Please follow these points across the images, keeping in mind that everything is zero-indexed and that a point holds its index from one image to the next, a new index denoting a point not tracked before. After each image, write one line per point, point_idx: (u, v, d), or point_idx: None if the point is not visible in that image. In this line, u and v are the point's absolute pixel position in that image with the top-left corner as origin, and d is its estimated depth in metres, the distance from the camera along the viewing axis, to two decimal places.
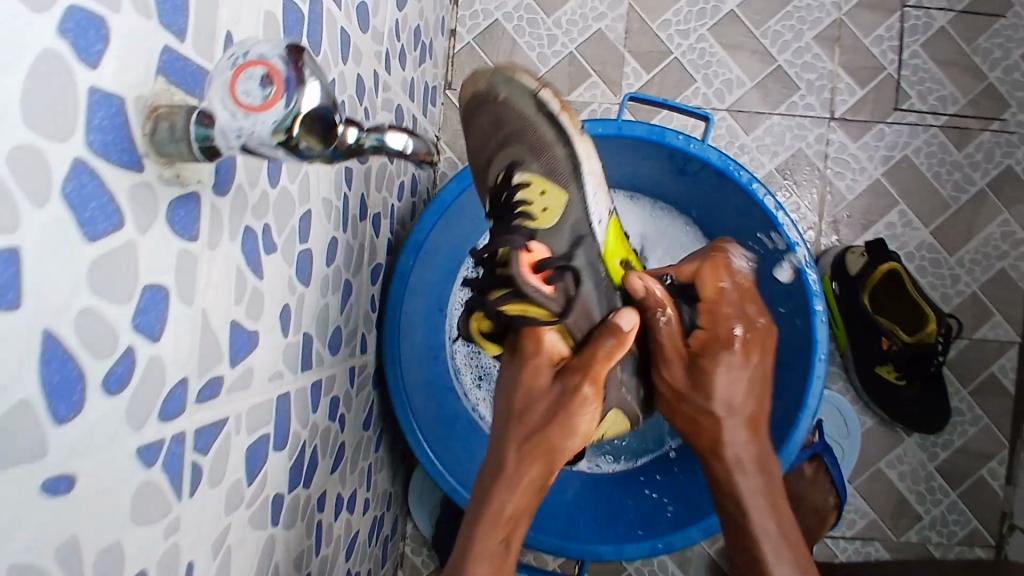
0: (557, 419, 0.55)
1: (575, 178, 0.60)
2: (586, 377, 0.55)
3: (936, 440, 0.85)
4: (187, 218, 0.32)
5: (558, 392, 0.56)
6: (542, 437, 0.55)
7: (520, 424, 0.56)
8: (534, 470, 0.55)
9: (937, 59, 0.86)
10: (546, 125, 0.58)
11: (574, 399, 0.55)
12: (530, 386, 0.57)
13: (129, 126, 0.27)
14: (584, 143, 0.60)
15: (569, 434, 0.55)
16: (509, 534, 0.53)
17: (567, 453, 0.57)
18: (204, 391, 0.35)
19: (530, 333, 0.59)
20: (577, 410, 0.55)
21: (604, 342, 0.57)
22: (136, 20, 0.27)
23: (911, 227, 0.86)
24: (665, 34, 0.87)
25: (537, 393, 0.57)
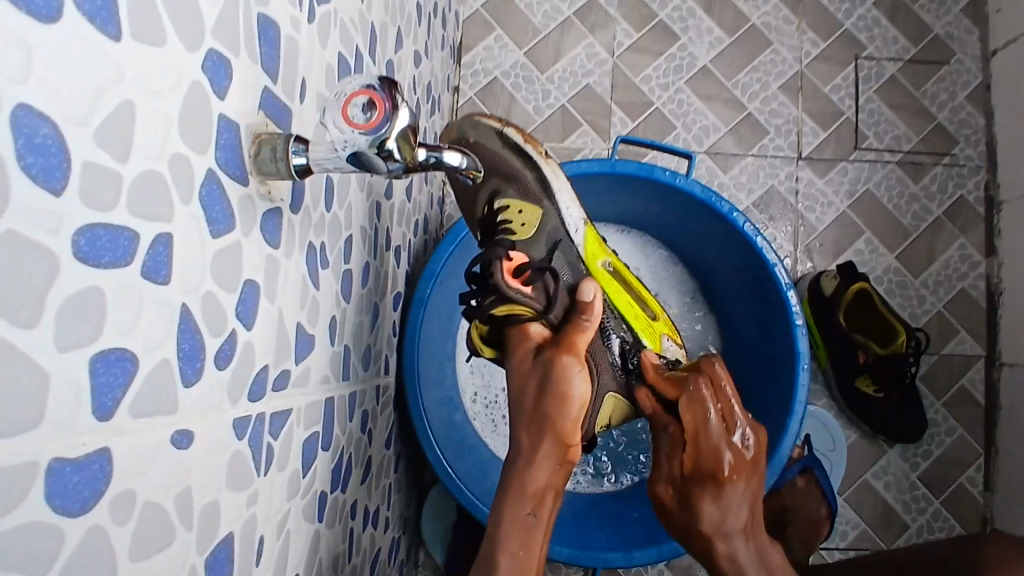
0: (551, 392, 0.59)
1: (547, 195, 0.69)
2: (567, 352, 0.62)
3: (917, 451, 0.91)
4: (274, 228, 0.38)
5: (542, 368, 0.61)
6: (544, 413, 0.59)
7: (525, 410, 0.60)
8: (546, 445, 0.58)
9: (889, 103, 0.97)
10: (513, 155, 0.66)
11: (562, 371, 0.61)
12: (520, 377, 0.62)
13: (241, 146, 0.34)
14: (548, 163, 0.68)
15: (567, 402, 0.60)
16: (539, 505, 0.57)
17: (572, 423, 0.60)
18: (278, 381, 0.40)
19: (515, 334, 0.64)
20: (566, 376, 0.60)
21: (580, 320, 0.65)
22: (249, 65, 0.34)
23: (877, 253, 0.94)
24: (647, 87, 0.97)
25: (530, 380, 0.61)
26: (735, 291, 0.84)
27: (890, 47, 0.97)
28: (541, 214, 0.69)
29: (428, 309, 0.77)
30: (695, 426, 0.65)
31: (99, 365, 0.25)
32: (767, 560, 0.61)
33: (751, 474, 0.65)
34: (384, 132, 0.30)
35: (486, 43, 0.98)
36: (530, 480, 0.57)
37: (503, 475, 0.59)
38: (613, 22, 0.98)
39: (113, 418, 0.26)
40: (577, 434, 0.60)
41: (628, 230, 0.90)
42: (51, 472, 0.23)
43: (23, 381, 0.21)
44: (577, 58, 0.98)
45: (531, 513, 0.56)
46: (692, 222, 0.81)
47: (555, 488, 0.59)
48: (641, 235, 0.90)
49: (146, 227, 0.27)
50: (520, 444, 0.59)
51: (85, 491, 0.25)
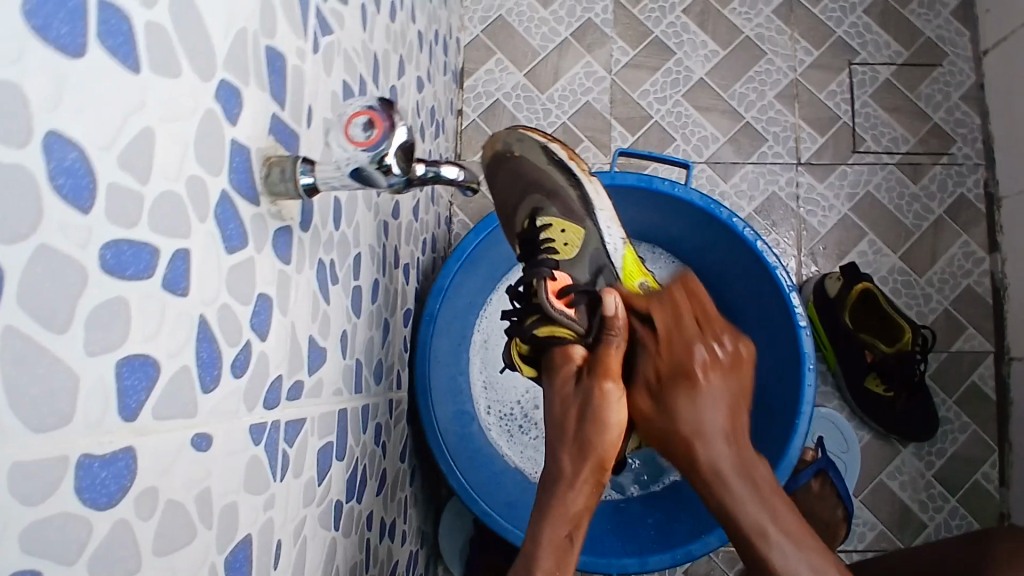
0: (590, 415, 0.56)
1: (588, 215, 0.72)
2: (604, 378, 0.57)
3: (931, 449, 0.91)
4: (284, 245, 0.41)
5: (583, 395, 0.57)
6: (584, 438, 0.55)
7: (563, 435, 0.57)
8: (586, 470, 0.55)
9: (885, 106, 0.98)
10: (557, 171, 0.71)
11: (598, 398, 0.56)
12: (560, 401, 0.59)
13: (253, 169, 0.37)
14: (591, 183, 0.72)
15: (604, 427, 0.55)
16: (573, 528, 0.55)
17: (614, 447, 0.56)
18: (291, 391, 0.42)
19: (554, 357, 0.62)
20: (606, 403, 0.56)
21: (611, 338, 0.60)
22: (257, 94, 0.37)
23: (881, 254, 0.95)
24: (645, 102, 1.00)
25: (570, 405, 0.58)
26: (739, 296, 0.85)
27: (882, 52, 0.99)
28: (582, 234, 0.71)
29: (438, 325, 0.79)
30: (672, 332, 0.61)
31: (124, 370, 0.27)
32: (747, 460, 0.56)
33: (729, 377, 0.59)
34: (383, 148, 0.32)
35: (487, 67, 1.01)
36: (566, 502, 0.55)
37: (539, 495, 0.57)
38: (609, 41, 1.01)
39: (137, 419, 0.28)
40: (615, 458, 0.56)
41: (638, 243, 0.92)
42: (79, 466, 0.25)
43: (57, 381, 0.24)
44: (575, 76, 1.01)
45: (569, 535, 0.55)
46: (693, 230, 0.83)
47: (589, 510, 0.56)
48: (651, 248, 0.92)
49: (167, 243, 0.30)
50: (561, 467, 0.56)
51: (111, 486, 0.27)
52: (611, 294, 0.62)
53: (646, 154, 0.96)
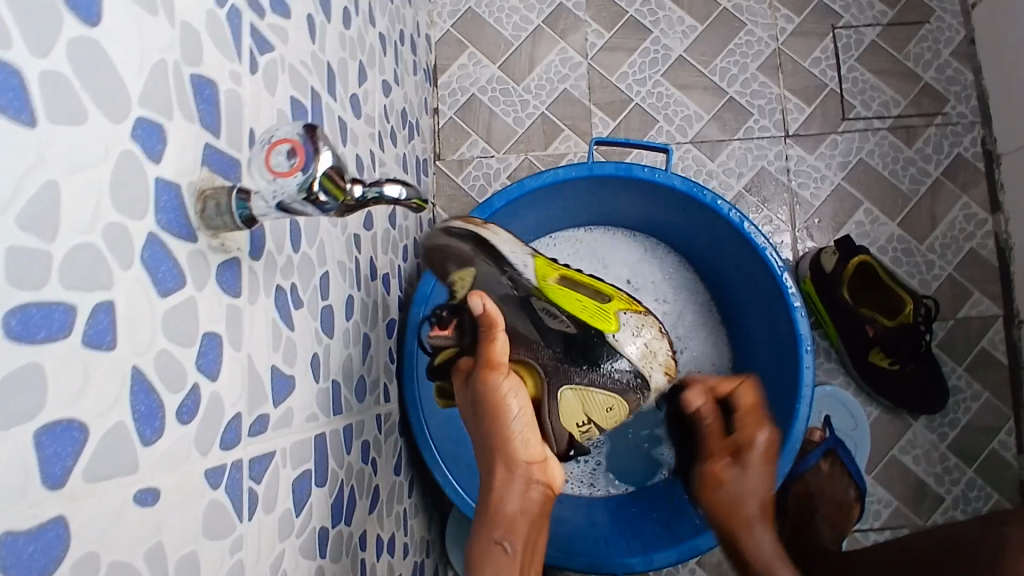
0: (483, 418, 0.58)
1: (485, 256, 0.60)
2: (487, 372, 0.58)
3: (943, 421, 0.88)
4: (232, 277, 0.39)
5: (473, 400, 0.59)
6: (487, 440, 0.59)
7: (480, 442, 0.60)
8: (498, 470, 0.59)
9: (873, 70, 0.95)
10: (455, 237, 0.60)
11: (491, 392, 0.57)
12: (467, 408, 0.61)
13: (184, 207, 0.35)
14: (490, 231, 0.61)
15: (505, 426, 0.58)
16: (505, 531, 0.58)
17: (519, 442, 0.58)
18: (255, 426, 0.41)
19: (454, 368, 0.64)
20: (491, 400, 0.57)
21: (486, 335, 0.58)
22: (185, 126, 0.36)
23: (879, 223, 0.92)
24: (625, 84, 0.97)
25: (473, 410, 0.61)
26: (732, 278, 0.82)
27: (866, 13, 0.95)
28: (474, 273, 0.61)
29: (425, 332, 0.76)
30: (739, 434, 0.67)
31: (45, 438, 0.26)
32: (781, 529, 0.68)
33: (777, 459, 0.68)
34: (305, 171, 0.30)
35: (460, 62, 0.99)
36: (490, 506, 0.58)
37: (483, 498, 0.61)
38: (583, 25, 0.98)
39: (65, 486, 0.27)
40: (524, 451, 0.58)
41: (638, 233, 0.89)
42: (1, 545, 0.24)
43: None
44: (551, 64, 0.98)
45: (502, 541, 0.58)
46: (679, 214, 0.80)
47: (522, 510, 0.59)
48: (650, 238, 0.89)
49: (85, 298, 0.28)
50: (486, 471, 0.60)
51: (41, 560, 0.26)
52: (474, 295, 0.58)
53: (628, 140, 0.93)
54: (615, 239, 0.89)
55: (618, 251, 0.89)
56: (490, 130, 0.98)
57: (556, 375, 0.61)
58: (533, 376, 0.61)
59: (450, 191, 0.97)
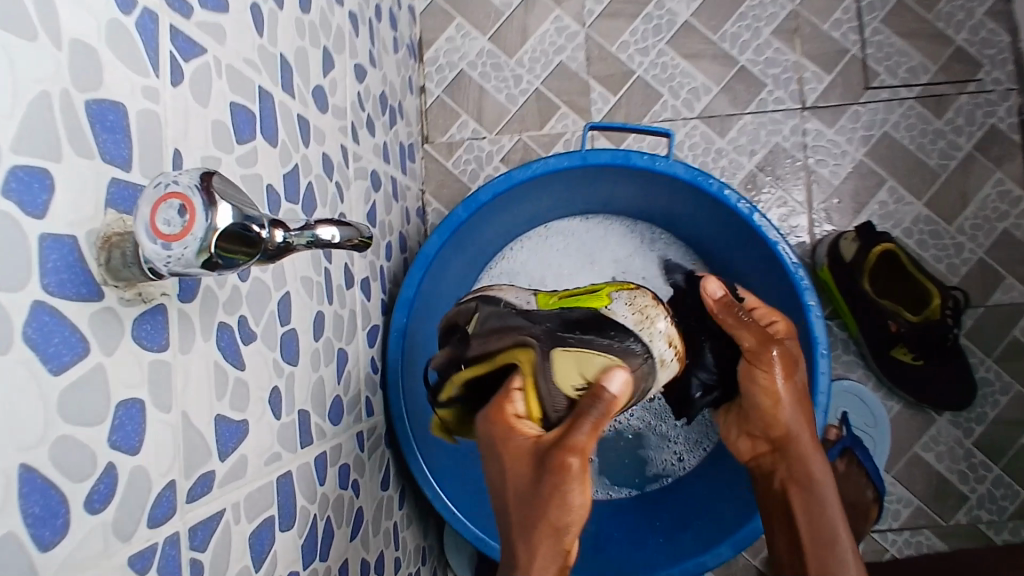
0: (544, 497, 0.47)
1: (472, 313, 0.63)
2: (570, 451, 0.47)
3: (970, 415, 0.83)
4: (155, 329, 0.34)
5: (538, 471, 0.48)
6: (535, 516, 0.47)
7: (512, 521, 0.48)
8: (543, 546, 0.47)
9: (899, 32, 0.86)
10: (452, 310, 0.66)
11: (562, 480, 0.46)
12: (513, 480, 0.49)
13: (84, 260, 0.30)
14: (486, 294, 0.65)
15: (569, 508, 0.46)
16: None
17: (574, 529, 0.47)
18: (195, 489, 0.37)
19: (501, 424, 0.51)
20: (565, 481, 0.46)
21: (591, 411, 0.49)
22: (79, 162, 0.30)
23: (904, 203, 0.85)
24: (626, 55, 0.89)
25: (528, 485, 0.48)
26: (742, 270, 0.76)
27: None
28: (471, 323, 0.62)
29: (408, 339, 0.71)
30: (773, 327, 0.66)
31: None
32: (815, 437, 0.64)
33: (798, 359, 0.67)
34: (202, 225, 0.25)
35: (447, 35, 0.91)
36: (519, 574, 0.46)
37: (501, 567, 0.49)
38: None
39: None
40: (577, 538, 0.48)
41: (637, 224, 0.83)
42: None
43: None
44: (546, 34, 0.90)
45: None
46: (682, 204, 0.74)
47: None
48: (651, 229, 0.83)
49: None
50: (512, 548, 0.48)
51: None
52: (620, 377, 0.51)
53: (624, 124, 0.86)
54: (610, 231, 0.83)
55: (610, 244, 0.83)
56: (481, 109, 0.91)
57: (548, 341, 0.54)
58: (531, 366, 0.53)
59: (439, 177, 0.91)
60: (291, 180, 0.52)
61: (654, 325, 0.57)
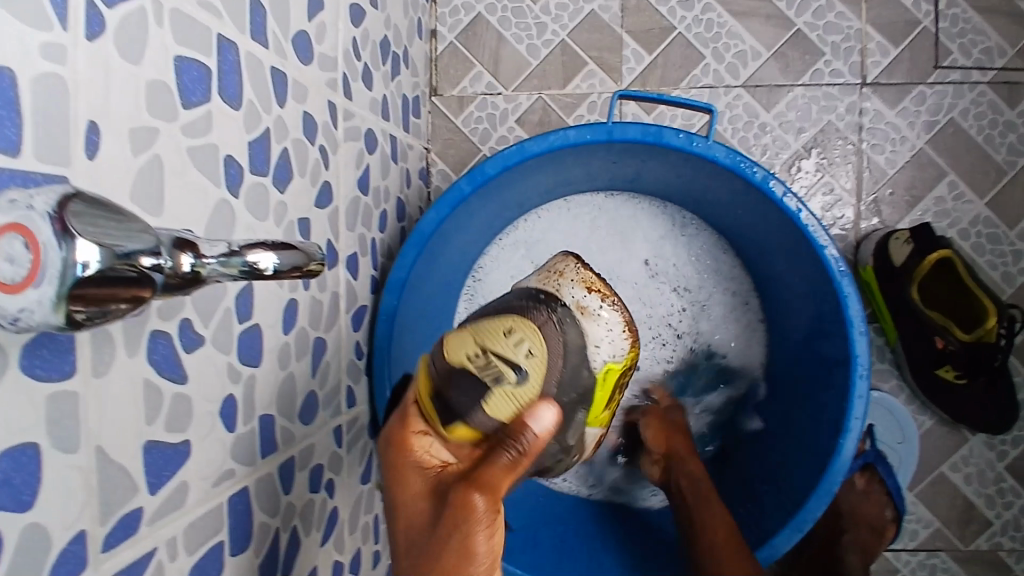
0: (445, 545, 0.40)
1: None
2: (475, 488, 0.40)
3: (1004, 438, 0.76)
4: (58, 355, 0.27)
5: (439, 512, 0.41)
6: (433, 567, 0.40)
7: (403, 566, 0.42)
8: None
9: (978, 6, 0.75)
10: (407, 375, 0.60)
11: (467, 523, 0.40)
12: (409, 522, 0.42)
13: None
14: None
15: (474, 559, 0.40)
16: None
17: None
18: (115, 534, 0.31)
19: (399, 444, 0.45)
20: (470, 527, 0.39)
21: (509, 448, 0.42)
22: None
23: (963, 200, 0.75)
24: (666, 8, 0.78)
25: (426, 527, 0.41)
26: (779, 267, 0.68)
27: None
28: None
29: (399, 323, 0.64)
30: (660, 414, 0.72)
31: None
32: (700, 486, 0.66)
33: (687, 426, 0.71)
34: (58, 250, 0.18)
35: None
36: None
37: None
38: None
39: None
40: None
41: (668, 205, 0.75)
42: None
43: None
44: None
45: None
46: (719, 190, 0.65)
47: None
48: (683, 212, 0.75)
49: None
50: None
51: None
52: (543, 408, 0.43)
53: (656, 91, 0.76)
54: (637, 210, 0.76)
55: (639, 224, 0.76)
56: (498, 60, 0.81)
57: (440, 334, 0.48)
58: (423, 368, 0.47)
59: (447, 135, 0.82)
60: (257, 148, 0.44)
61: (563, 278, 0.50)
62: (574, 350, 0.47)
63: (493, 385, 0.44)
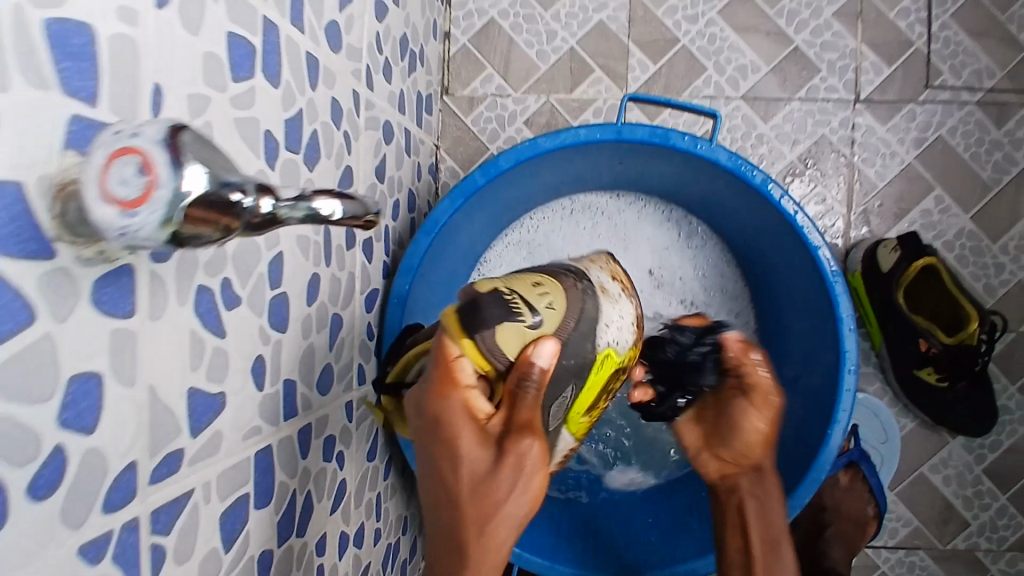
0: (511, 487, 0.44)
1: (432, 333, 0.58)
2: (534, 435, 0.44)
3: (983, 442, 0.79)
4: (120, 295, 0.30)
5: (500, 462, 0.43)
6: (496, 506, 0.44)
7: (464, 513, 0.44)
8: (501, 531, 0.45)
9: (969, 30, 0.79)
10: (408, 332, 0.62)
11: (529, 465, 0.44)
12: (466, 471, 0.43)
13: (32, 212, 0.25)
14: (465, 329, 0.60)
15: (530, 496, 0.45)
16: None
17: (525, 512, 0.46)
18: (159, 470, 0.33)
19: (442, 399, 0.43)
20: (531, 470, 0.44)
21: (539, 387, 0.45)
22: (31, 94, 0.25)
23: (949, 213, 0.79)
24: (672, 21, 0.82)
25: (484, 475, 0.43)
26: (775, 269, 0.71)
27: None
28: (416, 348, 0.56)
29: (409, 308, 0.66)
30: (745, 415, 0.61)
31: None
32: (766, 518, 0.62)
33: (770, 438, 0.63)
34: (165, 189, 0.20)
35: None
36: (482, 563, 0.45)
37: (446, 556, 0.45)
38: None
39: None
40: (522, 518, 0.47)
41: (673, 212, 0.79)
42: None
43: None
44: None
45: None
46: (720, 191, 0.68)
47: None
48: (687, 219, 0.79)
49: None
50: (462, 538, 0.45)
51: None
52: (545, 344, 0.45)
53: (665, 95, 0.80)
54: (643, 216, 0.79)
55: (645, 229, 0.79)
56: (509, 64, 0.84)
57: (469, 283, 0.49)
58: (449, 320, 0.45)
59: (457, 132, 0.85)
60: (292, 127, 0.47)
61: (592, 266, 0.56)
62: (587, 320, 0.50)
63: (508, 324, 0.45)
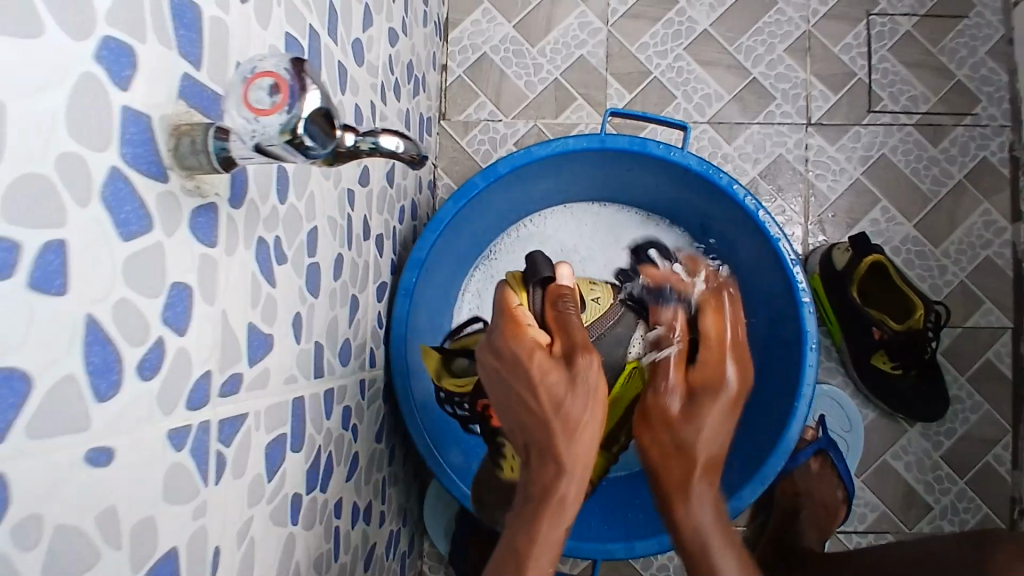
0: (581, 396, 0.54)
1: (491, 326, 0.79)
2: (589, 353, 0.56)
3: (939, 429, 0.87)
4: (207, 226, 0.36)
5: (568, 376, 0.55)
6: (573, 415, 0.54)
7: (552, 428, 0.54)
8: (582, 441, 0.54)
9: (905, 62, 0.90)
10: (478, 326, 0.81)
11: (593, 377, 0.55)
12: (546, 389, 0.55)
13: (155, 140, 0.31)
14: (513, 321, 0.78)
15: (598, 405, 0.55)
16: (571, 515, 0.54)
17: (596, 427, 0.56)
18: (226, 386, 0.39)
19: (513, 336, 0.57)
20: (593, 381, 0.55)
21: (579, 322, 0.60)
22: (160, 50, 0.32)
23: (895, 222, 0.89)
24: (644, 56, 0.92)
25: (559, 390, 0.54)
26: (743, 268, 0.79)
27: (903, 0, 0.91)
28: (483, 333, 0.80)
29: (416, 299, 0.73)
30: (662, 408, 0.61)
31: None
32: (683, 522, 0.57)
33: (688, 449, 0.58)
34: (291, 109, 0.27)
35: (474, 18, 0.94)
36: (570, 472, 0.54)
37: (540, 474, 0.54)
38: None
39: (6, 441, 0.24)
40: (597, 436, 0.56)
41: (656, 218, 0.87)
42: None
43: None
44: (569, 28, 0.93)
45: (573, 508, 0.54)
46: (693, 194, 0.77)
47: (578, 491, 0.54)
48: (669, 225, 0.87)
49: (32, 235, 0.25)
50: (555, 450, 0.54)
51: None
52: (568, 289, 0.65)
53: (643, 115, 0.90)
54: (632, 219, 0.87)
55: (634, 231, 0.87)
56: (500, 92, 0.93)
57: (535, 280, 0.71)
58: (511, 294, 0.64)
59: (453, 153, 0.93)
60: None
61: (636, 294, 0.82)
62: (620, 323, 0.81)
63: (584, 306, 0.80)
